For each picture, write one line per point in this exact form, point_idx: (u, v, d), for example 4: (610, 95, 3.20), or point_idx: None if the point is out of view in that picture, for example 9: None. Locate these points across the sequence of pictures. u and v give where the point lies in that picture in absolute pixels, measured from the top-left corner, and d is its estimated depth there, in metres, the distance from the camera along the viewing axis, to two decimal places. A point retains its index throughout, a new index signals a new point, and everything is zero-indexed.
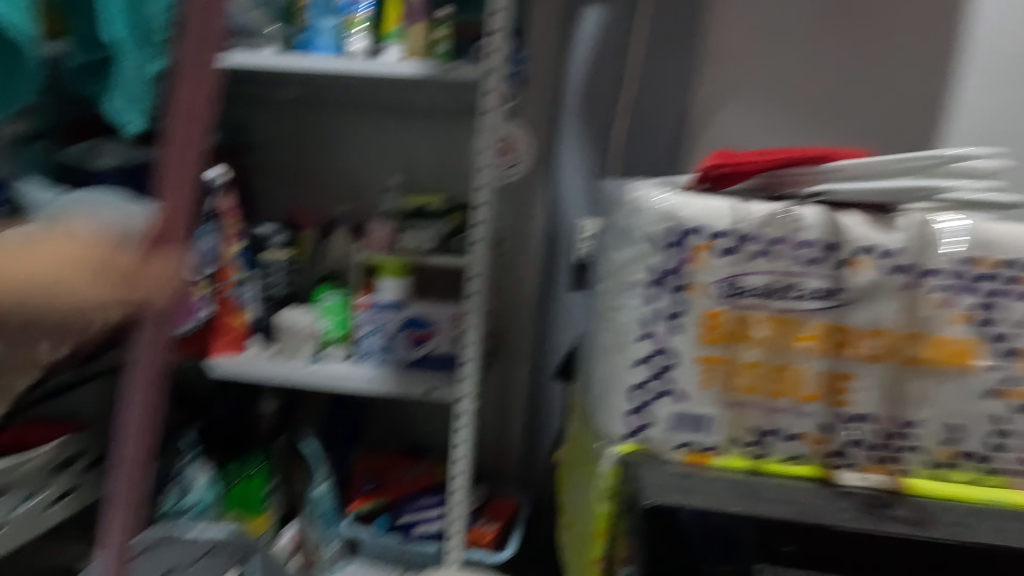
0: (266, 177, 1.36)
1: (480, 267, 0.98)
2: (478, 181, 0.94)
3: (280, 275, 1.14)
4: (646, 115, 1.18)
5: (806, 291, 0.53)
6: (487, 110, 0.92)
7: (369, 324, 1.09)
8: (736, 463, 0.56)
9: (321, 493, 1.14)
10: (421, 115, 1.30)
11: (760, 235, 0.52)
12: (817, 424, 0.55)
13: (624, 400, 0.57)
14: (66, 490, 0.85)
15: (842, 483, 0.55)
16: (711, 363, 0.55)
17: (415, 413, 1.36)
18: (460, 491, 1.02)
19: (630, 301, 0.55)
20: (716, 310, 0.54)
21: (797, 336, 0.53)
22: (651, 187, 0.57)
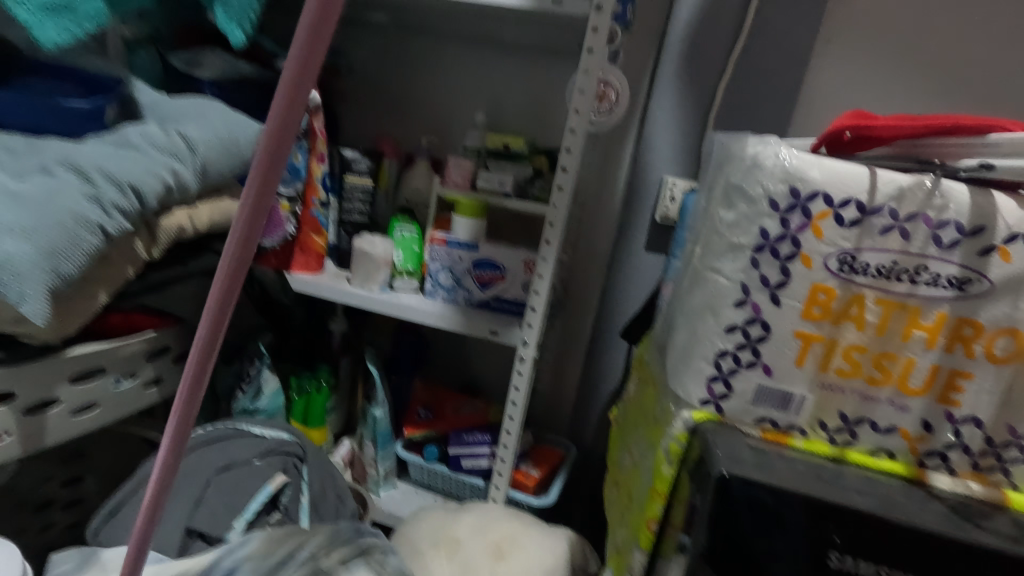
0: (353, 102, 1.37)
1: (560, 215, 0.95)
2: (571, 125, 0.91)
3: (361, 202, 1.16)
4: (755, 73, 1.09)
5: (935, 276, 0.47)
6: (591, 49, 0.87)
7: (441, 259, 1.09)
8: (817, 447, 0.53)
9: (378, 415, 1.18)
10: (514, 51, 1.26)
11: (893, 208, 0.47)
12: (918, 421, 0.51)
13: (706, 365, 0.54)
14: (158, 375, 0.93)
15: (932, 485, 0.51)
16: (810, 341, 0.51)
17: (472, 352, 1.39)
18: (512, 433, 1.04)
19: (730, 265, 0.52)
20: (826, 285, 0.50)
21: (914, 324, 0.49)
22: (774, 141, 0.52)
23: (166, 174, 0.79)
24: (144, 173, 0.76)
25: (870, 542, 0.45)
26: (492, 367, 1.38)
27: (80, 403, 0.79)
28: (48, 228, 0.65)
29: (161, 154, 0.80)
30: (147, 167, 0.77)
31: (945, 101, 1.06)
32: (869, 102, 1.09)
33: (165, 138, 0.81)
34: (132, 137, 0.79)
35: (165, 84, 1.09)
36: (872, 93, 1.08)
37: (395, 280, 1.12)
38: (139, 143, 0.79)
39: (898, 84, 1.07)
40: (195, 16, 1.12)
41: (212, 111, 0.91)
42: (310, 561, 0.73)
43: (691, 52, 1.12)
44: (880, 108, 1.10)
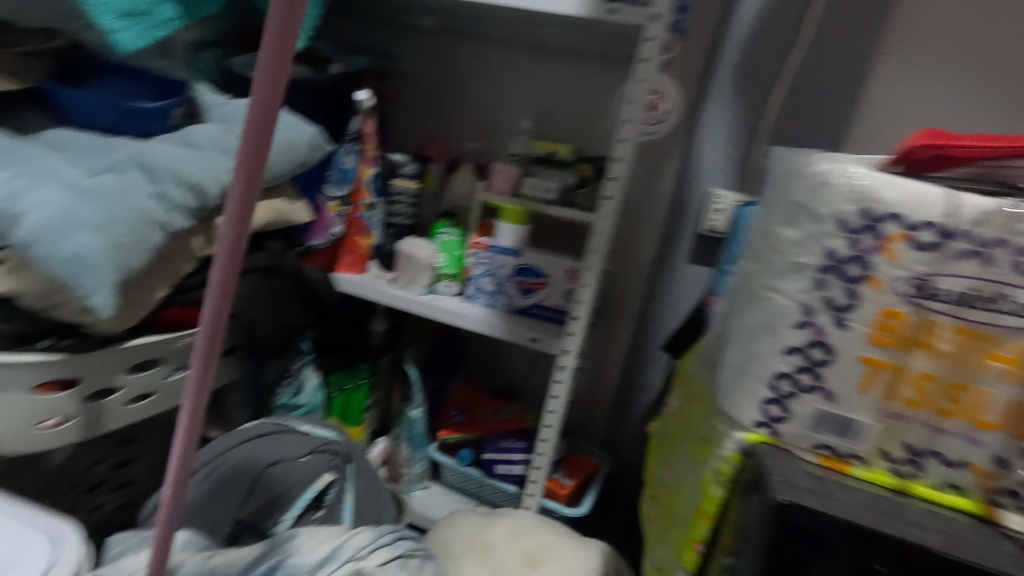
0: (401, 105, 1.39)
1: (607, 225, 0.94)
2: (621, 134, 0.90)
3: (406, 205, 1.18)
4: (813, 85, 1.06)
5: (1019, 306, 0.45)
6: (645, 59, 0.86)
7: (484, 265, 1.09)
8: (878, 478, 0.51)
9: (415, 417, 1.19)
10: (564, 59, 1.25)
11: (973, 232, 0.45)
12: (990, 456, 0.48)
13: (762, 387, 0.53)
14: None
15: (1004, 525, 0.48)
16: (876, 367, 0.49)
17: (509, 358, 1.38)
18: (548, 442, 1.04)
19: (792, 285, 0.51)
20: (896, 310, 0.47)
21: (991, 355, 0.46)
22: (844, 159, 0.51)
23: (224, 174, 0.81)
24: (204, 173, 0.78)
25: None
26: (528, 373, 1.38)
27: (137, 392, 0.82)
28: (116, 223, 0.68)
29: (220, 153, 0.82)
30: (207, 166, 0.79)
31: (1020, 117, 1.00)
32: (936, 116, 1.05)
33: (225, 139, 0.84)
34: (195, 137, 0.82)
35: (225, 86, 1.13)
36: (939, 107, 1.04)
37: (437, 283, 1.13)
38: (201, 143, 0.82)
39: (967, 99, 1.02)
40: (255, 20, 1.15)
41: None
42: (351, 563, 0.75)
43: (746, 62, 1.10)
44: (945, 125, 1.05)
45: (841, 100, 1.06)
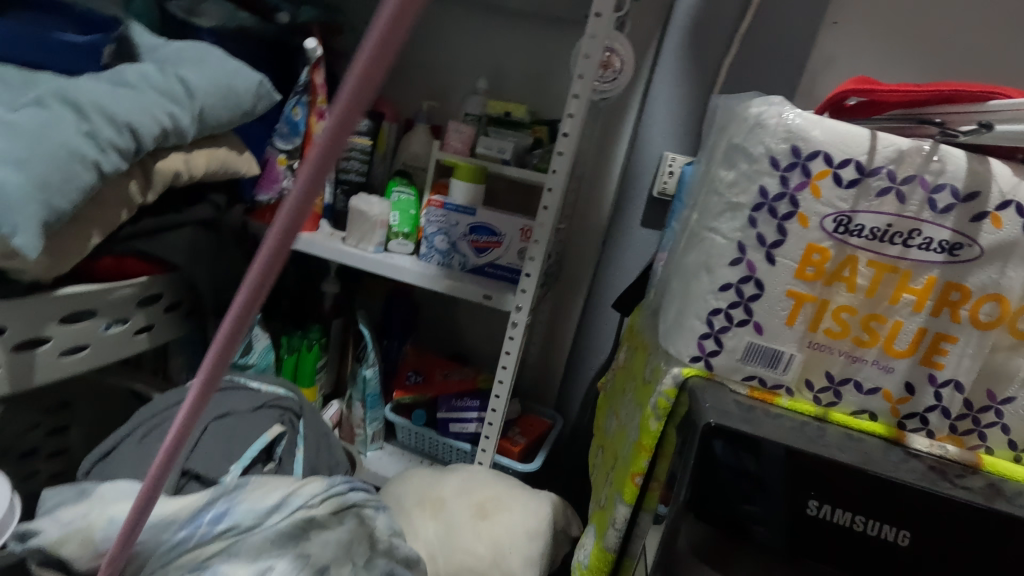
0: (353, 62, 1.35)
1: (560, 181, 0.95)
2: (574, 89, 0.90)
3: (358, 163, 1.16)
4: (761, 51, 1.09)
5: (927, 240, 0.48)
6: (598, 13, 0.86)
7: (437, 223, 1.09)
8: (801, 406, 0.55)
9: (368, 376, 1.17)
10: (520, 17, 1.24)
11: (891, 169, 0.48)
12: (901, 382, 0.52)
13: (699, 323, 0.55)
14: (149, 323, 0.92)
15: (910, 446, 0.53)
16: (802, 301, 0.52)
17: (464, 321, 1.39)
18: (501, 398, 1.05)
19: (728, 224, 0.53)
20: (820, 245, 0.50)
21: (903, 287, 0.50)
22: (779, 102, 0.53)
23: (163, 116, 0.78)
24: (141, 114, 0.75)
25: (839, 495, 0.47)
26: (482, 336, 1.39)
27: (70, 344, 0.79)
28: (41, 160, 0.64)
29: (159, 95, 0.79)
30: (144, 107, 0.75)
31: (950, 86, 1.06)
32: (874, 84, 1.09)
33: (163, 80, 0.80)
34: (130, 76, 0.78)
35: (163, 31, 1.07)
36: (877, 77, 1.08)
37: (391, 242, 1.12)
38: (137, 82, 0.78)
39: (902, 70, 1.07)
40: None
41: (210, 57, 0.89)
42: (303, 510, 0.75)
43: (699, 25, 1.11)
44: None
45: (785, 66, 1.09)
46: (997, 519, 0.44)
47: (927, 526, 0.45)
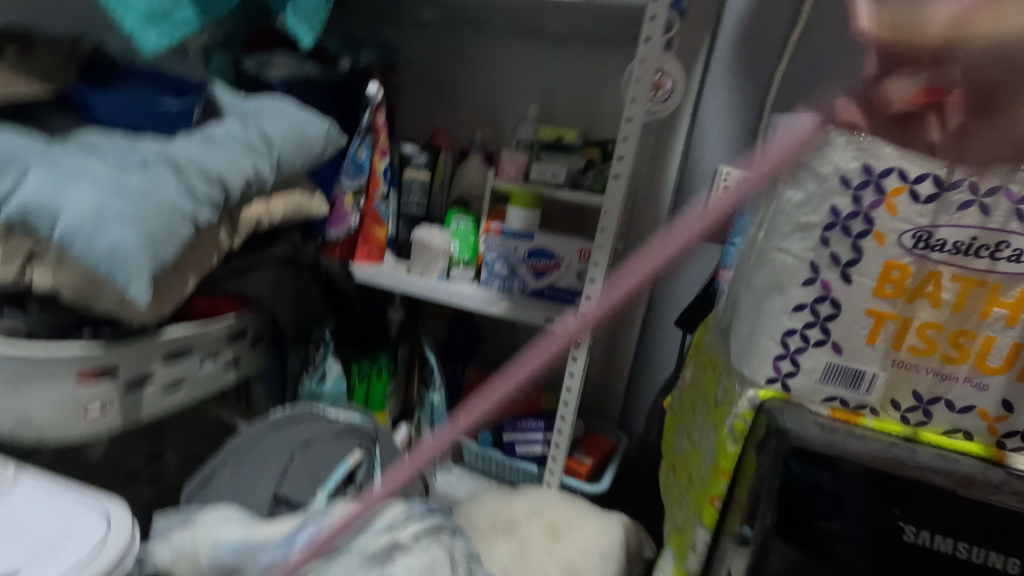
0: (408, 98, 1.41)
1: (616, 203, 0.96)
2: (628, 112, 0.91)
3: (418, 195, 1.20)
4: (814, 57, 1.08)
5: (1017, 251, 0.47)
6: (648, 37, 0.88)
7: (497, 250, 1.12)
8: (887, 426, 0.53)
9: (435, 401, 1.22)
10: (567, 44, 1.27)
11: (973, 182, 0.47)
12: (997, 400, 0.50)
13: (773, 344, 0.55)
14: (236, 357, 0.99)
15: (1012, 466, 0.50)
16: (882, 318, 0.51)
17: (524, 342, 1.41)
18: (566, 419, 1.06)
19: (798, 245, 0.53)
20: (900, 261, 0.49)
21: (992, 301, 0.48)
22: (845, 119, 0.52)
23: (247, 168, 0.84)
24: (229, 167, 0.81)
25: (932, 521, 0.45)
26: None
27: (171, 380, 0.86)
28: (149, 216, 0.71)
29: (242, 148, 0.86)
30: (230, 161, 0.82)
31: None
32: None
33: (246, 134, 0.87)
34: (217, 134, 0.85)
35: (238, 86, 1.16)
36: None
37: (452, 269, 1.16)
38: (223, 139, 0.85)
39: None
40: (264, 20, 1.18)
41: (284, 108, 0.96)
42: (388, 532, 0.79)
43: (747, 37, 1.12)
44: None
45: (842, 72, 1.07)
46: None
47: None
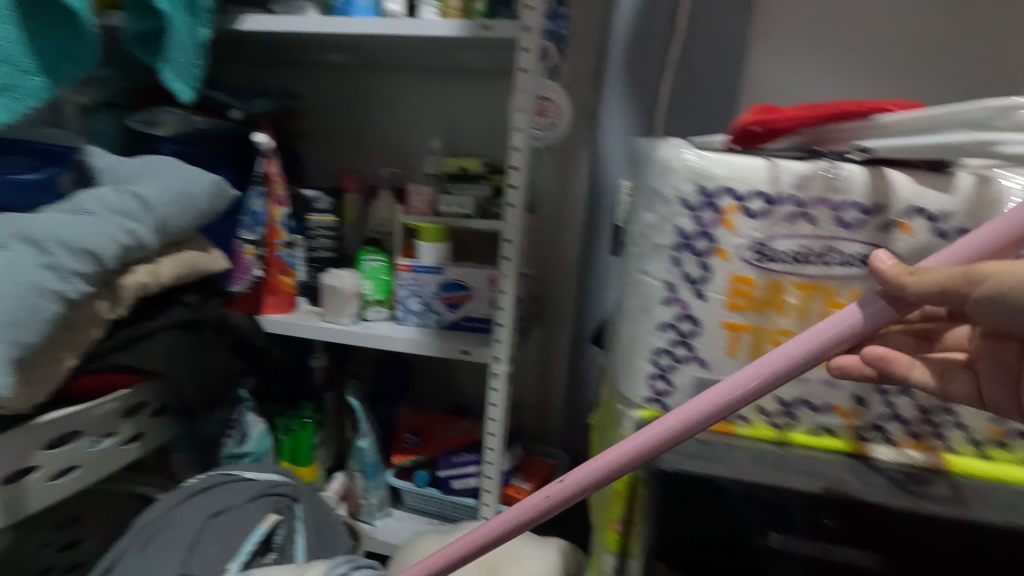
0: (313, 140, 1.40)
1: (516, 231, 0.96)
2: (515, 142, 0.92)
3: (327, 239, 1.18)
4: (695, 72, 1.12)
5: (843, 256, 0.49)
6: (524, 69, 0.89)
7: (409, 287, 1.11)
8: (761, 433, 0.55)
9: (364, 446, 1.19)
10: (465, 75, 1.29)
11: (796, 194, 0.49)
12: (851, 396, 0.53)
13: (646, 364, 0.56)
14: (137, 431, 0.94)
15: (874, 457, 0.52)
16: (738, 330, 0.53)
17: (457, 373, 1.40)
18: (495, 450, 1.05)
19: (655, 267, 0.54)
20: (744, 275, 0.51)
21: (831, 304, 0.50)
22: (684, 142, 0.54)
23: (122, 236, 0.81)
24: (99, 238, 0.78)
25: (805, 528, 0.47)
26: (477, 386, 1.39)
27: (57, 468, 0.80)
28: (5, 300, 0.67)
29: (116, 215, 0.82)
30: (101, 230, 0.78)
31: (884, 81, 1.08)
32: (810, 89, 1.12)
33: (120, 200, 0.84)
34: (86, 203, 0.82)
35: (126, 146, 1.12)
36: (811, 83, 1.11)
37: (366, 311, 1.14)
38: (93, 208, 0.82)
39: (834, 73, 1.09)
40: (148, 76, 1.15)
41: (166, 168, 0.93)
42: None
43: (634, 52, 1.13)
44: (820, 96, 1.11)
45: (722, 85, 1.12)
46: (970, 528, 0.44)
47: (894, 543, 0.45)
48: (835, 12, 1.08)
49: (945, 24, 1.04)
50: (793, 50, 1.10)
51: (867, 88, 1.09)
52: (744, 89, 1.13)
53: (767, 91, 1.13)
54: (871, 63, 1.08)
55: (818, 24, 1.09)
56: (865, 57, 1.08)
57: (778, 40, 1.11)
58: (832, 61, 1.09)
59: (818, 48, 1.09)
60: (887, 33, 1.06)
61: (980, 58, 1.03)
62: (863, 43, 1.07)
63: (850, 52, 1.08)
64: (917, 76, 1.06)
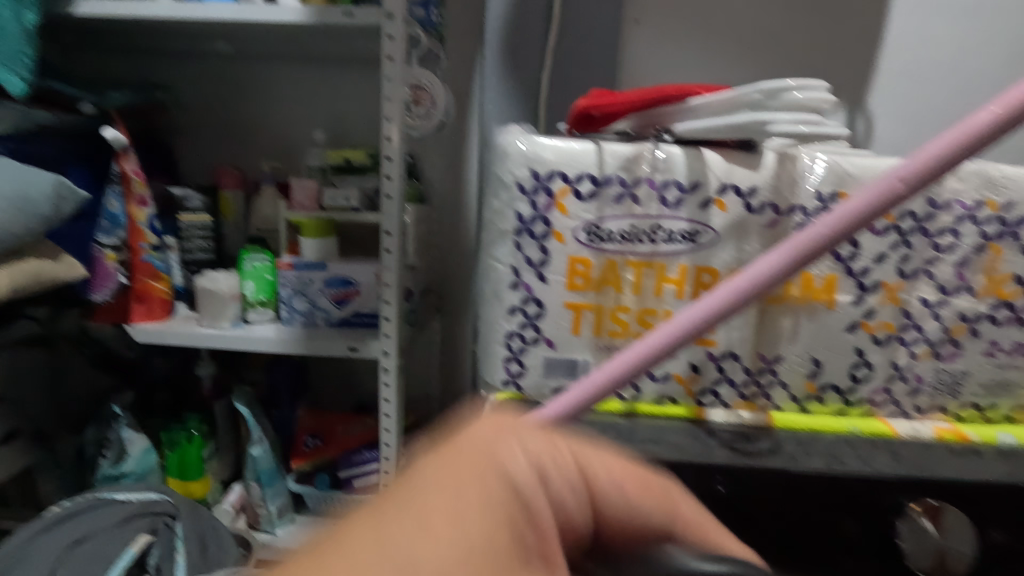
0: (187, 135, 1.30)
1: (395, 223, 0.95)
2: (386, 131, 0.90)
3: (201, 239, 1.11)
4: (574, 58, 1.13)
5: (668, 233, 0.52)
6: (389, 57, 0.87)
7: (292, 285, 1.06)
8: (609, 407, 0.58)
9: (257, 454, 1.13)
10: (346, 64, 1.25)
11: (622, 177, 0.51)
12: (686, 364, 0.56)
13: (500, 348, 0.57)
14: None
15: (711, 422, 0.56)
16: (580, 310, 0.54)
17: (360, 370, 1.37)
18: (391, 445, 1.04)
19: (500, 252, 0.55)
20: (581, 256, 0.53)
21: (662, 279, 0.53)
22: (523, 129, 0.55)
23: None
24: None
25: None
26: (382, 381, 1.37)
27: None
28: None
29: None
30: None
31: (748, 67, 1.14)
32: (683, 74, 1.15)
33: None
34: None
35: None
36: (684, 68, 1.15)
37: (248, 313, 1.08)
38: None
39: (703, 59, 1.14)
40: None
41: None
42: None
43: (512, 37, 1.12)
44: (692, 81, 1.16)
45: (600, 71, 1.14)
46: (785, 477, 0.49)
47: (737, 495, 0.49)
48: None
49: (795, 13, 1.11)
50: (664, 35, 1.14)
51: (733, 72, 1.14)
52: (621, 73, 1.16)
53: (642, 77, 1.16)
54: (736, 48, 1.13)
55: (684, 11, 1.13)
56: (730, 43, 1.13)
57: (649, 26, 1.14)
58: (699, 47, 1.14)
59: (686, 34, 1.13)
60: (747, 21, 1.12)
61: (828, 44, 1.12)
62: (727, 31, 1.13)
63: (716, 38, 1.13)
64: (777, 61, 1.13)
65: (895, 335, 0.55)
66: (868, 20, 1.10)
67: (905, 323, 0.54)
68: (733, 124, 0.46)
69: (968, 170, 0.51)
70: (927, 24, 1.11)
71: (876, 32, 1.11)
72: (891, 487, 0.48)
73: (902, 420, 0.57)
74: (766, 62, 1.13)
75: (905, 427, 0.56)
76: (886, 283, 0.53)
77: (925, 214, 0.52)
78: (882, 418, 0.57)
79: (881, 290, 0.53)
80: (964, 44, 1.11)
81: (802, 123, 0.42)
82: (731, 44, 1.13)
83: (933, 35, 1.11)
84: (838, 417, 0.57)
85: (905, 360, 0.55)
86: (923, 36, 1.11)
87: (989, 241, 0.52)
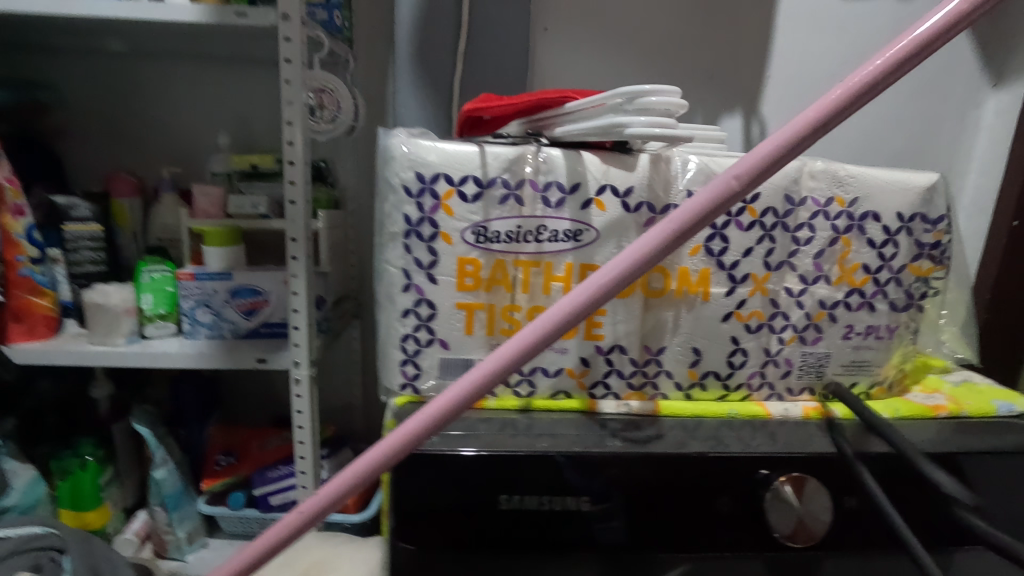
0: (76, 139, 1.22)
1: (300, 229, 0.92)
2: (287, 135, 0.87)
3: (90, 251, 1.05)
4: None
5: (553, 232, 0.54)
6: (287, 60, 0.84)
7: (194, 296, 1.01)
8: (506, 403, 0.59)
9: (161, 477, 1.07)
10: (252, 65, 1.20)
11: (506, 178, 0.52)
12: (578, 359, 0.58)
13: (396, 351, 0.57)
14: None
15: (602, 412, 0.59)
16: (472, 309, 0.55)
17: (278, 382, 1.32)
18: (306, 457, 1.00)
19: (391, 255, 0.54)
20: (470, 256, 0.54)
21: (549, 278, 0.55)
22: (409, 132, 0.55)
23: None
24: None
25: (558, 483, 0.50)
26: None
27: None
28: None
29: None
30: None
31: (650, 75, 1.19)
32: (591, 81, 1.19)
33: None
34: None
35: None
36: (591, 75, 1.19)
37: (145, 328, 1.02)
38: None
39: (608, 67, 1.18)
40: None
41: None
42: None
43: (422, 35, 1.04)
44: (599, 88, 1.20)
45: None
46: (666, 462, 0.51)
47: (624, 482, 0.51)
48: (604, 10, 1.16)
49: (691, 25, 1.18)
50: (572, 44, 1.17)
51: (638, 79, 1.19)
52: (532, 80, 1.18)
53: (553, 84, 1.19)
54: (639, 57, 1.18)
55: (590, 20, 1.16)
56: (634, 52, 1.18)
57: (558, 34, 1.16)
58: (605, 56, 1.18)
59: (592, 43, 1.17)
60: (649, 31, 1.17)
61: (721, 56, 1.19)
62: (631, 40, 1.18)
63: (621, 47, 1.18)
64: (677, 71, 1.19)
65: (766, 323, 0.59)
66: (756, 34, 1.19)
67: (772, 311, 0.59)
68: (597, 126, 0.49)
69: (820, 169, 0.56)
70: (809, 38, 1.20)
71: (764, 44, 1.19)
72: (761, 464, 0.52)
73: (776, 402, 0.61)
74: (667, 70, 1.19)
75: (778, 409, 0.60)
76: (754, 275, 0.57)
77: (785, 210, 0.57)
78: (759, 401, 0.61)
79: (750, 281, 0.57)
80: (842, 56, 1.21)
81: (658, 126, 0.45)
82: (635, 53, 1.18)
83: (814, 48, 1.20)
84: (720, 403, 0.61)
85: (776, 346, 0.60)
86: (804, 48, 1.20)
87: (840, 235, 0.57)
